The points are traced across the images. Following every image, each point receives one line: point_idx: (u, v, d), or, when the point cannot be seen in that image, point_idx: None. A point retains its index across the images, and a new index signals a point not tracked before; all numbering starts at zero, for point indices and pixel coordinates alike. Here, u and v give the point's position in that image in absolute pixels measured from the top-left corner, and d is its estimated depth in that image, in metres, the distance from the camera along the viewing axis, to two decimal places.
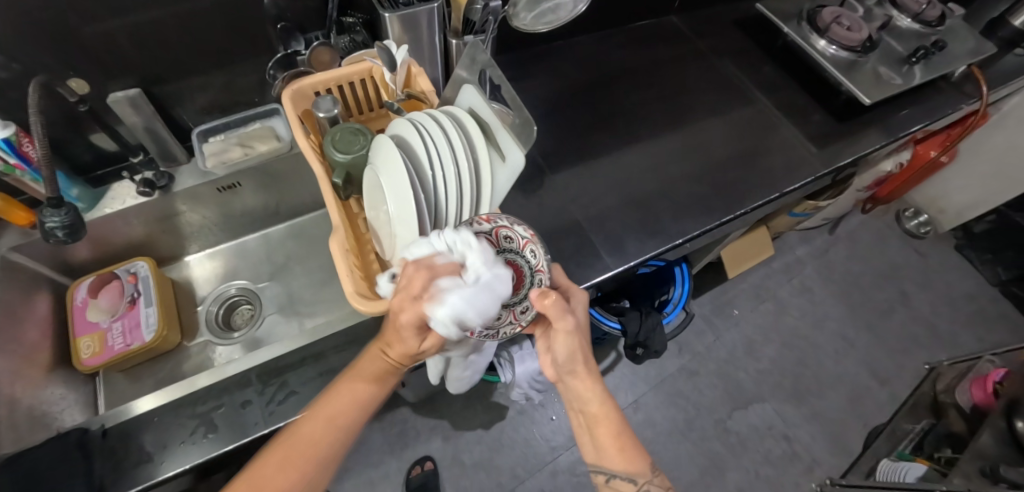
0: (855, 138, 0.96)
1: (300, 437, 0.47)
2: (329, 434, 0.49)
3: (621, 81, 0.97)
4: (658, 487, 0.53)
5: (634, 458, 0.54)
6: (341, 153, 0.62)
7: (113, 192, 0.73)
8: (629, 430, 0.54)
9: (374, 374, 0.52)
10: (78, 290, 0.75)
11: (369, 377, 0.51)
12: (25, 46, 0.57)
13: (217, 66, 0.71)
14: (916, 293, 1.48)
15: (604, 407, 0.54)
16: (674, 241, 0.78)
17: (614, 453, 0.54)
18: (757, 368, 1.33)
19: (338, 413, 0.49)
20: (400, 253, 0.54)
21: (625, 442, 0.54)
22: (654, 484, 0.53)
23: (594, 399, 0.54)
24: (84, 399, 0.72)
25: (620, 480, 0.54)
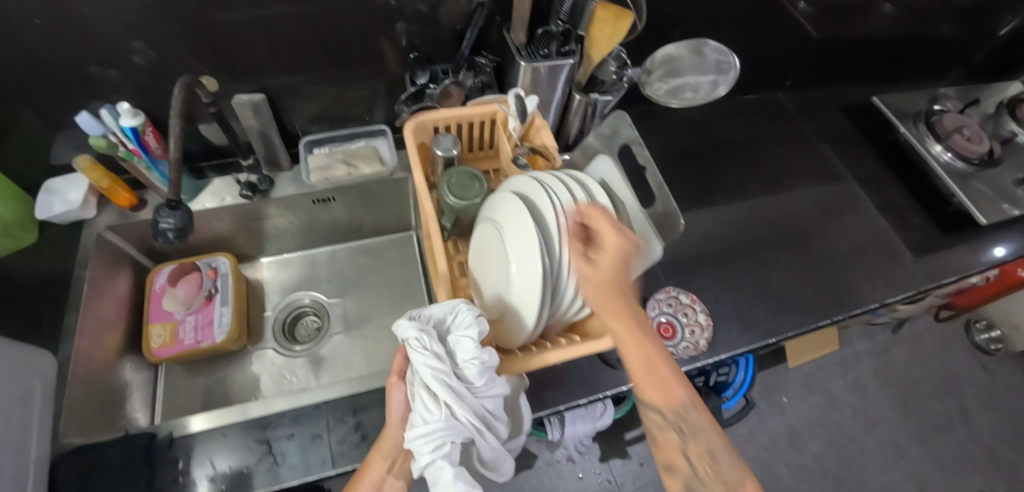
0: (962, 251, 0.91)
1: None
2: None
3: (722, 154, 0.94)
4: (694, 416, 0.45)
5: (669, 388, 0.46)
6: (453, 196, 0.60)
7: (214, 188, 0.73)
8: (663, 355, 0.47)
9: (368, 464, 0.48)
10: (158, 276, 0.75)
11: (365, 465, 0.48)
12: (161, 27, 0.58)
13: (337, 80, 0.71)
14: (978, 412, 1.40)
15: (642, 347, 0.46)
16: (769, 339, 0.73)
17: (648, 384, 0.47)
18: (798, 463, 1.26)
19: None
20: (510, 320, 0.52)
21: (659, 372, 0.46)
22: (691, 413, 0.45)
23: (626, 341, 0.46)
24: (144, 387, 0.72)
25: (651, 412, 0.47)
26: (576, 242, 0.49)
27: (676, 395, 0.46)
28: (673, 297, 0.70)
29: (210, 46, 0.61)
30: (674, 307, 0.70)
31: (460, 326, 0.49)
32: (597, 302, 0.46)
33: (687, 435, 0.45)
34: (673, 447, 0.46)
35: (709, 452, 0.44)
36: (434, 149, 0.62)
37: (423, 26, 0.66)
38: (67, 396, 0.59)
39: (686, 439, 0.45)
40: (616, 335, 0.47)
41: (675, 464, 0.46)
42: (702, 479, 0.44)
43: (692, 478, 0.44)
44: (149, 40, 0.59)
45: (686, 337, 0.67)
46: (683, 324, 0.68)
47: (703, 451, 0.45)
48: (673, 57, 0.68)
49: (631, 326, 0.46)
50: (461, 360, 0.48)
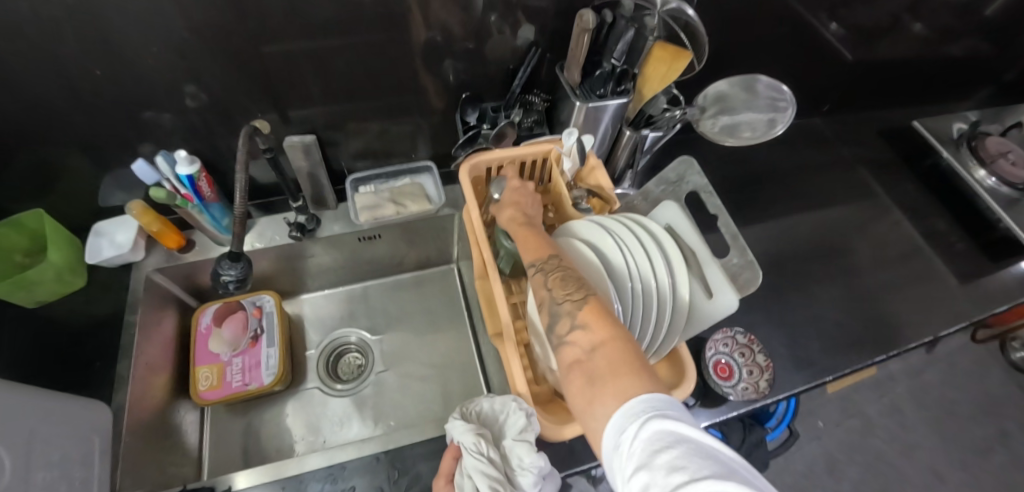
0: (1014, 278, 0.88)
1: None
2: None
3: (762, 182, 0.93)
4: (550, 265, 0.45)
5: (541, 245, 0.48)
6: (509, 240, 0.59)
7: (261, 227, 0.73)
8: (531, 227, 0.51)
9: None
10: (203, 315, 0.75)
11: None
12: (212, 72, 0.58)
13: (382, 118, 0.70)
14: (1020, 435, 1.36)
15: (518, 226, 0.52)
16: (824, 377, 0.71)
17: (522, 247, 0.49)
18: (838, 490, 1.23)
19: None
20: None
21: (526, 236, 0.50)
22: (549, 263, 0.46)
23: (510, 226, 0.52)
24: (190, 430, 0.71)
25: (529, 274, 0.46)
26: (507, 177, 0.58)
27: (545, 251, 0.47)
28: (731, 336, 0.68)
29: (263, 86, 0.61)
30: (731, 347, 0.68)
31: (511, 428, 0.50)
32: (500, 208, 0.54)
33: (547, 275, 0.45)
34: (540, 289, 0.45)
35: (566, 277, 0.44)
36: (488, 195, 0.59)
37: (471, 64, 0.65)
38: (117, 446, 0.58)
39: (546, 275, 0.45)
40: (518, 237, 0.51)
41: (540, 300, 0.44)
42: (559, 302, 0.42)
43: (552, 304, 0.43)
44: (203, 84, 0.59)
45: (745, 379, 0.65)
46: (741, 365, 0.66)
47: (561, 277, 0.44)
48: (726, 94, 0.67)
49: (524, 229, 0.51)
50: (514, 468, 0.49)
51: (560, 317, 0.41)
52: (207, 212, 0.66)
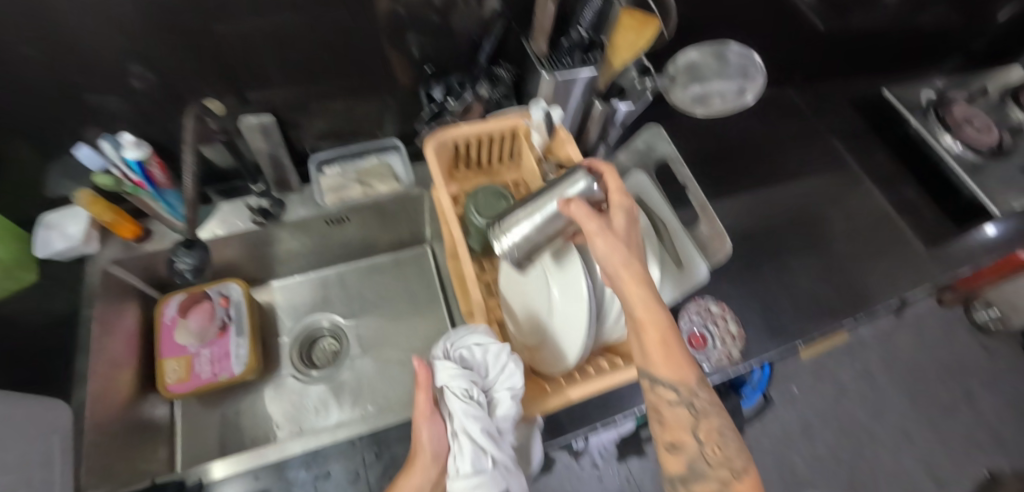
0: (977, 242, 0.90)
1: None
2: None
3: (736, 155, 0.93)
4: (704, 401, 0.45)
5: (671, 353, 0.45)
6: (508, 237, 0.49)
7: (223, 214, 0.70)
8: (676, 330, 0.45)
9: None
10: (168, 306, 0.72)
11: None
12: (156, 49, 0.54)
13: (345, 96, 0.68)
14: (982, 393, 1.42)
15: (649, 309, 0.44)
16: (795, 342, 0.72)
17: (660, 356, 0.45)
18: (812, 452, 1.28)
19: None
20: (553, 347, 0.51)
21: (673, 350, 0.45)
22: (699, 398, 0.45)
23: (640, 306, 0.44)
24: (160, 424, 0.69)
25: (663, 389, 0.45)
26: (614, 199, 0.46)
27: (690, 377, 0.45)
28: (703, 305, 0.69)
29: (214, 64, 0.57)
30: (706, 317, 0.68)
31: (501, 372, 0.49)
32: (625, 265, 0.44)
33: (700, 417, 0.46)
34: (685, 428, 0.46)
35: (720, 432, 0.46)
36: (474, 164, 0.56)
37: (435, 37, 0.63)
38: (79, 445, 0.56)
39: (698, 420, 0.45)
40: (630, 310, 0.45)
41: (680, 441, 0.46)
42: (711, 460, 0.45)
43: (698, 458, 0.45)
44: (148, 62, 0.55)
45: (716, 345, 0.66)
46: (714, 335, 0.66)
47: (717, 439, 0.46)
48: (696, 64, 0.67)
49: (649, 299, 0.45)
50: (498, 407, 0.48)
51: (705, 479, 0.45)
52: (163, 200, 0.63)
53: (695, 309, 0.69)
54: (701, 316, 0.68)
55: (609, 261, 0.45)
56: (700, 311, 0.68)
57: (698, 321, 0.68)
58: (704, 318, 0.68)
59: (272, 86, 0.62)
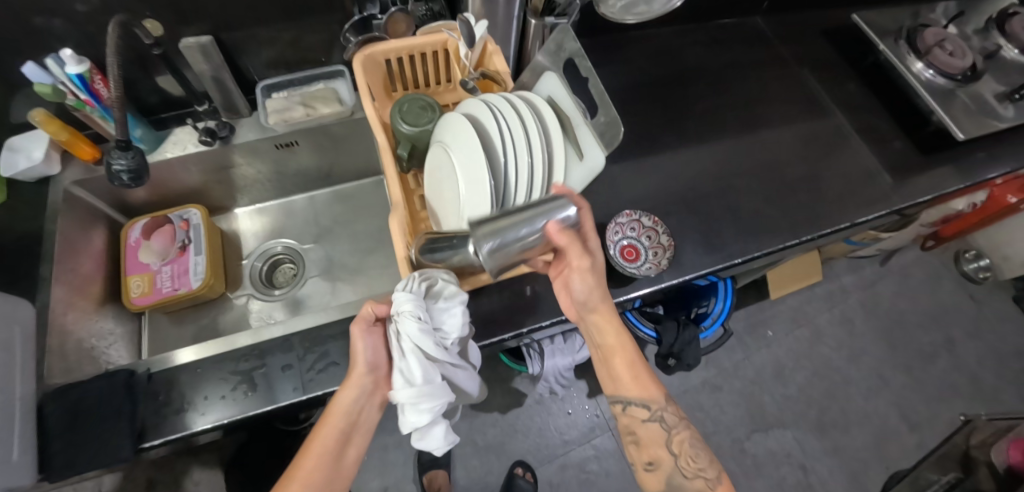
0: (940, 172, 0.89)
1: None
2: (309, 484, 0.50)
3: (698, 83, 0.92)
4: (672, 413, 0.59)
5: (638, 374, 0.59)
6: (495, 239, 0.45)
7: (175, 137, 0.73)
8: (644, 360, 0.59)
9: (336, 413, 0.51)
10: (133, 229, 0.76)
11: (329, 418, 0.51)
12: None
13: (287, 22, 0.69)
14: (963, 340, 1.43)
15: (623, 340, 0.58)
16: (735, 261, 0.73)
17: (631, 380, 0.59)
18: (784, 393, 1.31)
19: (309, 466, 0.50)
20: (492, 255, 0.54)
21: (641, 375, 0.59)
22: (667, 413, 0.58)
23: (614, 335, 0.58)
24: (130, 335, 0.75)
25: (636, 407, 0.59)
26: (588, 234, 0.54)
27: (654, 392, 0.58)
28: (634, 214, 0.72)
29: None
30: (638, 231, 0.71)
31: (451, 298, 0.51)
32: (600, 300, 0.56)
33: (671, 430, 0.58)
34: (659, 442, 0.58)
35: (691, 444, 0.57)
36: (402, 102, 0.61)
37: None
38: (49, 344, 0.61)
39: (670, 433, 0.58)
40: (609, 331, 0.57)
41: (660, 458, 0.58)
42: (685, 471, 0.56)
43: (674, 471, 0.57)
44: None
45: (647, 248, 0.70)
46: (646, 247, 0.70)
47: (689, 452, 0.57)
48: None
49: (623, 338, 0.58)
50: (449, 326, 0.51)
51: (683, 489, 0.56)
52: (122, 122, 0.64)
53: (625, 216, 0.72)
54: (629, 223, 0.72)
55: (590, 296, 0.56)
56: (630, 220, 0.72)
57: (627, 228, 0.71)
58: (632, 226, 0.72)
59: (215, 14, 0.64)
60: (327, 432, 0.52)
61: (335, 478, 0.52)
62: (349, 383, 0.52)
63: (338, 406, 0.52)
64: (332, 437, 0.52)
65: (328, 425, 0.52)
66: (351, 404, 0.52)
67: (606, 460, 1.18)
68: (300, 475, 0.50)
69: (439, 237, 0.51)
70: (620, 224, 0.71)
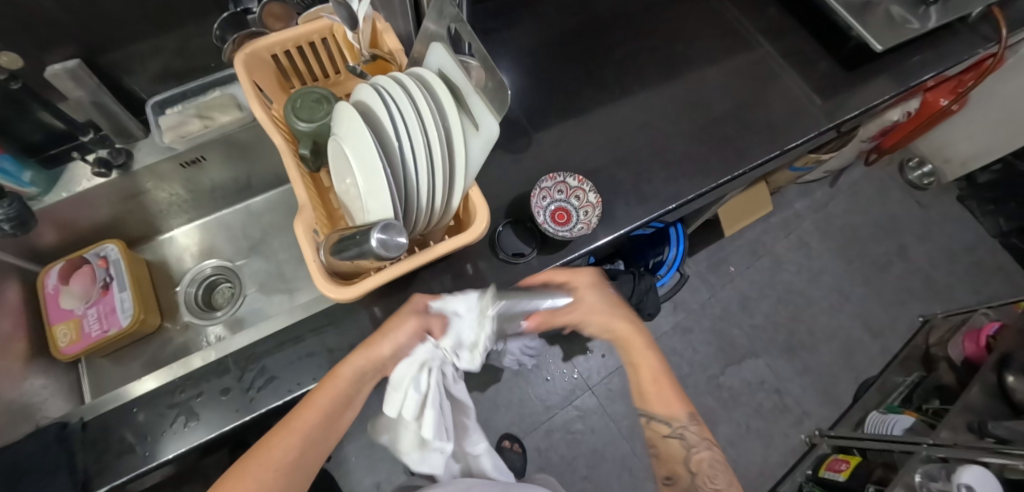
0: (864, 87, 0.90)
1: (274, 449, 0.47)
2: (303, 439, 0.48)
3: (614, 30, 0.89)
4: (694, 432, 0.57)
5: (668, 398, 0.58)
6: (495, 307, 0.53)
7: (70, 174, 0.68)
8: (668, 375, 0.59)
9: (342, 378, 0.51)
10: (48, 276, 0.72)
11: (337, 380, 0.51)
12: None
13: (158, 27, 0.64)
14: (915, 245, 1.48)
15: (646, 356, 0.59)
16: (667, 206, 0.76)
17: (655, 397, 0.59)
18: (751, 324, 1.35)
19: (306, 420, 0.49)
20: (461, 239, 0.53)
21: (663, 388, 0.59)
22: (689, 430, 0.57)
23: (635, 348, 0.59)
24: (68, 385, 0.72)
25: (659, 422, 0.58)
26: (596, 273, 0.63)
27: (681, 414, 0.58)
28: (557, 176, 0.73)
29: (13, 23, 0.54)
30: (566, 192, 0.73)
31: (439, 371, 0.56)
32: (616, 319, 0.59)
33: (692, 448, 0.57)
34: (678, 459, 0.57)
35: (710, 464, 0.56)
36: (297, 97, 0.58)
37: None
38: None
39: (691, 451, 0.57)
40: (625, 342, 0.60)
41: (679, 476, 0.57)
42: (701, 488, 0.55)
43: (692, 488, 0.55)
44: None
45: (573, 203, 0.73)
46: (577, 208, 0.72)
47: (709, 472, 0.56)
48: None
49: (646, 352, 0.59)
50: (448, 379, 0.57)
51: None
52: None
53: (547, 180, 0.72)
54: (553, 185, 0.73)
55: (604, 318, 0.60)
56: (554, 183, 0.73)
57: (550, 190, 0.72)
58: (556, 188, 0.73)
59: (80, 29, 0.59)
60: (329, 396, 0.50)
61: (321, 443, 0.50)
62: (366, 348, 0.52)
63: (346, 370, 0.51)
64: (331, 400, 0.50)
65: (332, 389, 0.50)
66: (355, 372, 0.51)
67: (590, 418, 1.22)
68: (292, 433, 0.48)
69: (345, 234, 0.49)
70: (545, 190, 0.72)
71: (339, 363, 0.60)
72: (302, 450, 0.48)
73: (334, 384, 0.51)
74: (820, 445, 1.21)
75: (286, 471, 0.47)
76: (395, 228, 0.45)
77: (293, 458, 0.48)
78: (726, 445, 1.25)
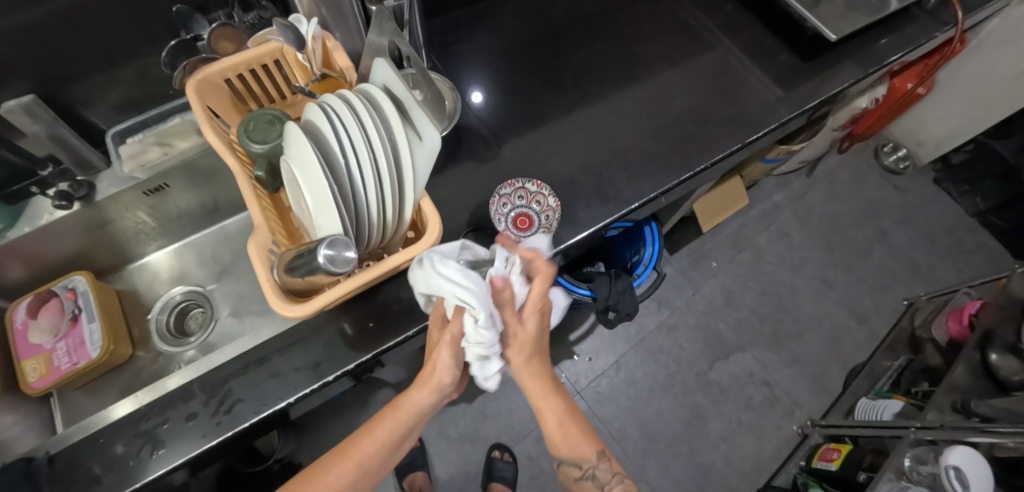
0: (823, 76, 0.91)
1: (330, 475, 0.51)
2: (360, 463, 0.52)
3: (571, 35, 0.91)
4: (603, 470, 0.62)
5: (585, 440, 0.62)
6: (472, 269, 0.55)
7: (34, 208, 0.68)
8: (572, 415, 0.61)
9: (403, 410, 0.54)
10: (16, 311, 0.72)
11: (399, 411, 0.54)
12: None
13: (114, 61, 0.65)
14: (895, 229, 1.49)
15: (550, 403, 0.59)
16: (630, 206, 0.76)
17: (564, 441, 0.61)
18: (736, 318, 1.35)
19: (366, 447, 0.53)
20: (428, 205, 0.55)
21: (569, 430, 0.61)
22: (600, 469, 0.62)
23: (541, 398, 0.58)
24: (41, 421, 0.71)
25: (571, 466, 0.63)
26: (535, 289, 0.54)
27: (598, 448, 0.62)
28: (517, 182, 0.75)
29: None
30: (526, 198, 0.75)
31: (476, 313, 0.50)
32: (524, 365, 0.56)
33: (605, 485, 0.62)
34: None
35: None
36: (251, 120, 0.59)
37: None
38: None
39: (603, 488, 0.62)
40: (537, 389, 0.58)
41: None
42: None
43: None
44: None
45: (533, 206, 0.75)
46: (539, 212, 0.74)
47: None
48: None
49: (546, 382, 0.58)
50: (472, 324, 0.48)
51: None
52: None
53: (506, 187, 0.74)
54: (513, 192, 0.74)
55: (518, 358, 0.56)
56: (514, 189, 0.74)
57: (511, 197, 0.74)
58: (516, 195, 0.75)
59: (34, 65, 0.60)
60: (388, 425, 0.54)
61: (375, 472, 0.54)
62: (424, 383, 0.53)
63: (409, 404, 0.54)
64: (392, 433, 0.54)
65: (393, 420, 0.54)
66: (420, 404, 0.54)
67: None
68: (349, 458, 0.52)
69: (296, 252, 0.49)
70: (504, 198, 0.74)
71: (306, 381, 0.60)
72: (355, 474, 0.52)
73: (398, 416, 0.54)
74: (812, 435, 1.20)
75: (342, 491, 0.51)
76: (342, 243, 0.45)
77: (347, 483, 0.51)
78: (718, 441, 1.24)
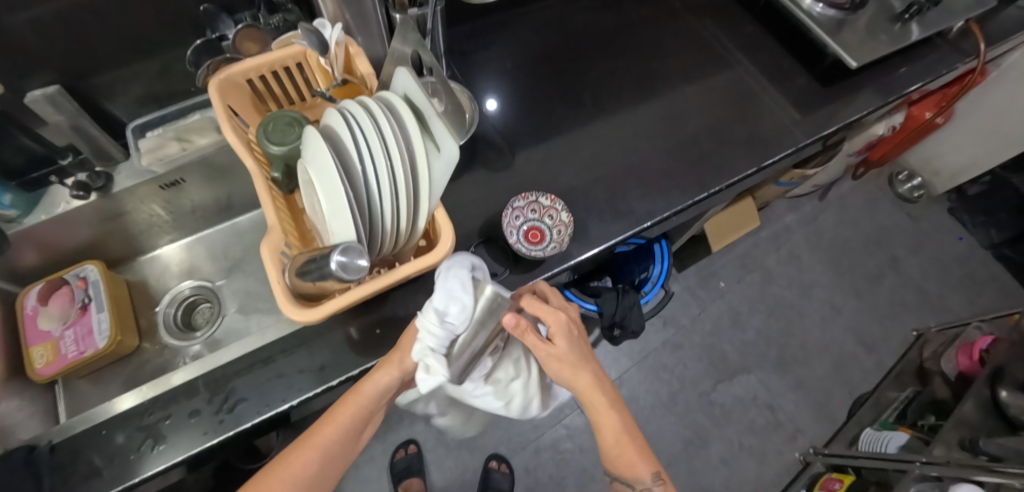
0: (841, 102, 0.90)
1: (292, 464, 0.50)
2: (322, 454, 0.51)
3: (589, 50, 0.91)
4: None
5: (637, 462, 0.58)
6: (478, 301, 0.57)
7: (51, 196, 0.69)
8: (630, 433, 0.58)
9: (365, 395, 0.53)
10: (27, 297, 0.72)
11: (359, 395, 0.53)
12: None
13: (138, 55, 0.66)
14: (907, 258, 1.47)
15: (609, 414, 0.57)
16: (642, 224, 0.76)
17: (618, 457, 0.58)
18: (742, 339, 1.34)
19: (326, 435, 0.52)
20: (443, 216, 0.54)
21: (624, 443, 0.58)
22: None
23: (599, 410, 0.57)
24: (44, 407, 0.72)
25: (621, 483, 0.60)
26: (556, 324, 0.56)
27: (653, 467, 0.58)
28: (528, 196, 0.74)
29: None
30: (539, 212, 0.74)
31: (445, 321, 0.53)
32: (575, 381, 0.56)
33: None
34: None
35: None
36: (272, 122, 0.60)
37: None
38: None
39: None
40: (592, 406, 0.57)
41: None
42: None
43: None
44: None
45: (544, 221, 0.74)
46: (550, 227, 0.73)
47: None
48: None
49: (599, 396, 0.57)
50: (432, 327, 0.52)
51: None
52: None
53: (517, 200, 0.73)
54: (524, 206, 0.73)
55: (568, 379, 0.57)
56: (525, 203, 0.73)
57: (522, 211, 0.73)
58: (528, 209, 0.73)
59: (61, 57, 0.60)
60: (347, 411, 0.53)
61: (339, 460, 0.53)
62: (388, 366, 0.54)
63: (368, 386, 0.54)
64: (352, 417, 0.53)
65: (353, 405, 0.53)
66: (379, 386, 0.54)
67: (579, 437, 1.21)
68: (309, 448, 0.51)
69: (309, 256, 0.49)
70: (515, 212, 0.73)
71: (310, 384, 0.60)
72: (318, 461, 0.51)
73: (357, 400, 0.53)
74: (814, 463, 1.18)
75: (307, 479, 0.50)
76: (356, 251, 0.45)
77: (312, 473, 0.51)
78: (718, 463, 1.23)
